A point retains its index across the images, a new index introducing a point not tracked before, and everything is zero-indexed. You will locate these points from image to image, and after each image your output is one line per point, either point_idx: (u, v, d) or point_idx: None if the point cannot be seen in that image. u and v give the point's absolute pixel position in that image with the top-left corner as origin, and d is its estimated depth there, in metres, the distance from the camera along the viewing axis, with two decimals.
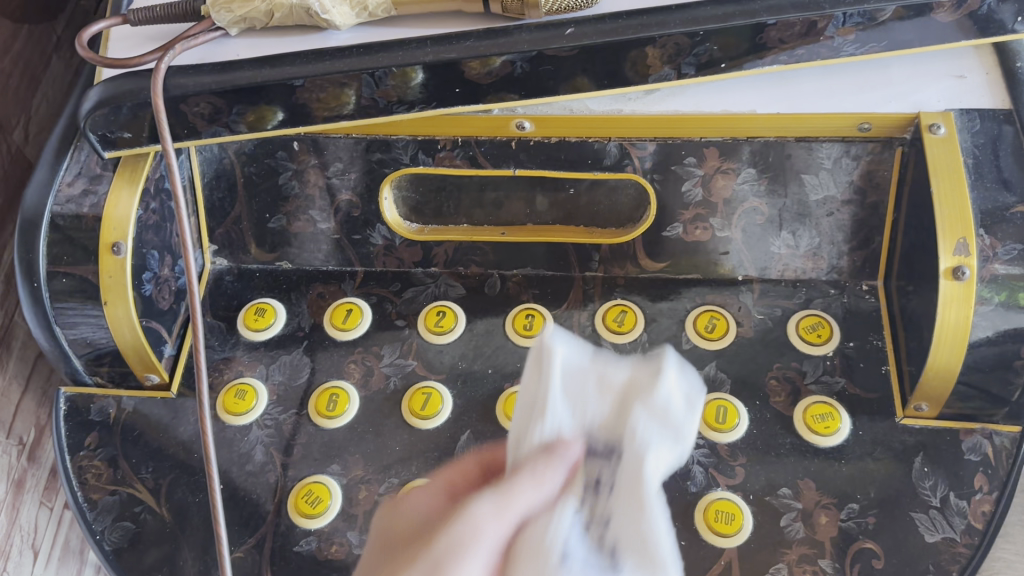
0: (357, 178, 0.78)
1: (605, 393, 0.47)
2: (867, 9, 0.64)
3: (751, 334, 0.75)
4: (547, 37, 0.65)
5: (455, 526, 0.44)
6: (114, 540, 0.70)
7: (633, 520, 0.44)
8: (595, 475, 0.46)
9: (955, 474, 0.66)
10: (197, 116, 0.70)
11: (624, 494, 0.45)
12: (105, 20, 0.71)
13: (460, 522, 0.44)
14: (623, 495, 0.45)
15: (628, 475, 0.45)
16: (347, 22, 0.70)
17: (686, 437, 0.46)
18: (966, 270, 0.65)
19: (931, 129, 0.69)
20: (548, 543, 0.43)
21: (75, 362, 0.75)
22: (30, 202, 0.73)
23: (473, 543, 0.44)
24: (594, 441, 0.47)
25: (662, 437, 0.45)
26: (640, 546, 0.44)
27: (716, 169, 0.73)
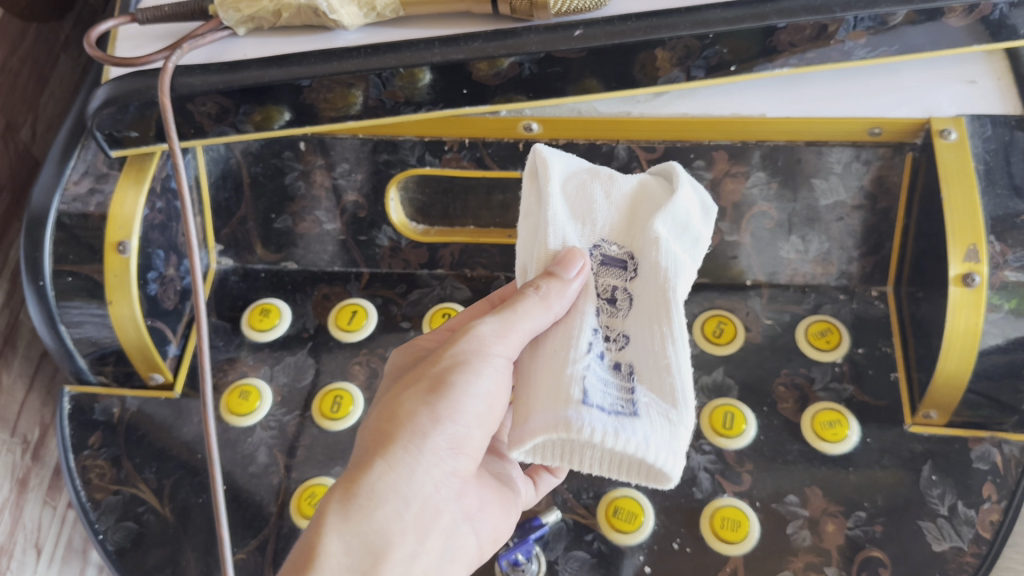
0: (363, 179, 0.78)
1: (612, 201, 0.56)
2: (879, 13, 0.64)
3: (759, 339, 0.74)
4: (556, 39, 0.65)
5: (462, 346, 0.54)
6: (117, 540, 0.70)
7: (651, 303, 0.52)
8: (611, 288, 0.54)
9: (964, 483, 0.66)
10: (205, 115, 0.70)
11: (643, 294, 0.53)
12: (113, 19, 0.71)
13: (467, 339, 0.54)
14: (640, 293, 0.53)
15: (649, 284, 0.52)
16: (356, 23, 0.70)
17: (700, 244, 0.55)
18: (976, 277, 0.64)
19: (942, 135, 0.68)
20: (570, 382, 0.49)
21: (80, 361, 0.75)
22: (37, 201, 0.73)
23: (478, 362, 0.54)
24: (610, 249, 0.55)
25: (675, 236, 0.54)
26: (658, 371, 0.50)
27: (725, 172, 0.73)
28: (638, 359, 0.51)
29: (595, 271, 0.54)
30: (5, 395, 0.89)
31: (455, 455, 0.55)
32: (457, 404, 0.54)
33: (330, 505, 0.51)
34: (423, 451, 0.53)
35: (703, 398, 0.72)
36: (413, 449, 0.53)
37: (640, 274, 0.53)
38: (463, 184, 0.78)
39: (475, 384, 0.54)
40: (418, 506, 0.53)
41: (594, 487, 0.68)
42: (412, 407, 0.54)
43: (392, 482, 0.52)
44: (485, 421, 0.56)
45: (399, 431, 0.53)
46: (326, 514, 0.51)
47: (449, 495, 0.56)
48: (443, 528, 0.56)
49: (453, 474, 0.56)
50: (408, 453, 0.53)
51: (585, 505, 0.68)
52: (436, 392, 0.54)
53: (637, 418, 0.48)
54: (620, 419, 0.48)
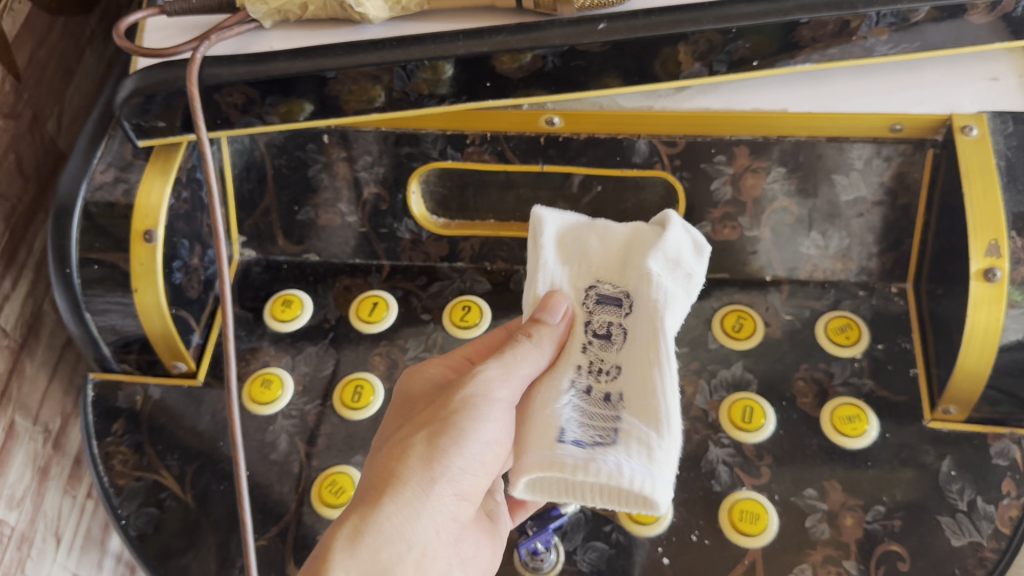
0: (385, 172, 0.79)
1: (607, 245, 0.58)
2: (901, 9, 0.64)
3: (779, 334, 0.74)
4: (580, 32, 0.65)
5: (470, 391, 0.55)
6: (139, 526, 0.71)
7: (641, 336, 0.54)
8: (606, 326, 0.56)
9: (983, 479, 0.66)
10: (231, 105, 0.71)
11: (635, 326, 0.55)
12: (142, 11, 0.72)
13: (475, 385, 0.55)
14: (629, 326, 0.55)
15: (641, 320, 0.54)
16: (381, 16, 0.70)
17: (693, 278, 0.57)
18: (998, 272, 0.64)
19: (964, 131, 0.68)
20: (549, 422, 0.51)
21: (104, 348, 0.76)
22: (65, 189, 0.73)
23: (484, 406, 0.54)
24: (605, 288, 0.57)
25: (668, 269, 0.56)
26: (643, 400, 0.51)
27: (746, 168, 0.73)
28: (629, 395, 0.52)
29: (591, 309, 0.56)
30: (29, 383, 0.90)
31: (458, 500, 0.55)
32: (463, 451, 0.54)
33: (335, 543, 0.51)
34: (429, 495, 0.53)
35: (722, 392, 0.72)
36: (420, 492, 0.53)
37: (631, 305, 0.56)
38: (485, 178, 0.78)
39: (482, 430, 0.54)
40: (420, 549, 0.53)
41: None
42: (419, 451, 0.54)
43: (399, 523, 0.52)
44: (488, 468, 0.56)
45: (408, 473, 0.53)
46: (331, 548, 0.50)
47: (448, 539, 0.55)
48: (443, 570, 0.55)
49: (454, 519, 0.56)
50: (417, 497, 0.53)
51: None
52: (441, 438, 0.54)
53: (622, 455, 0.49)
54: (596, 450, 0.49)
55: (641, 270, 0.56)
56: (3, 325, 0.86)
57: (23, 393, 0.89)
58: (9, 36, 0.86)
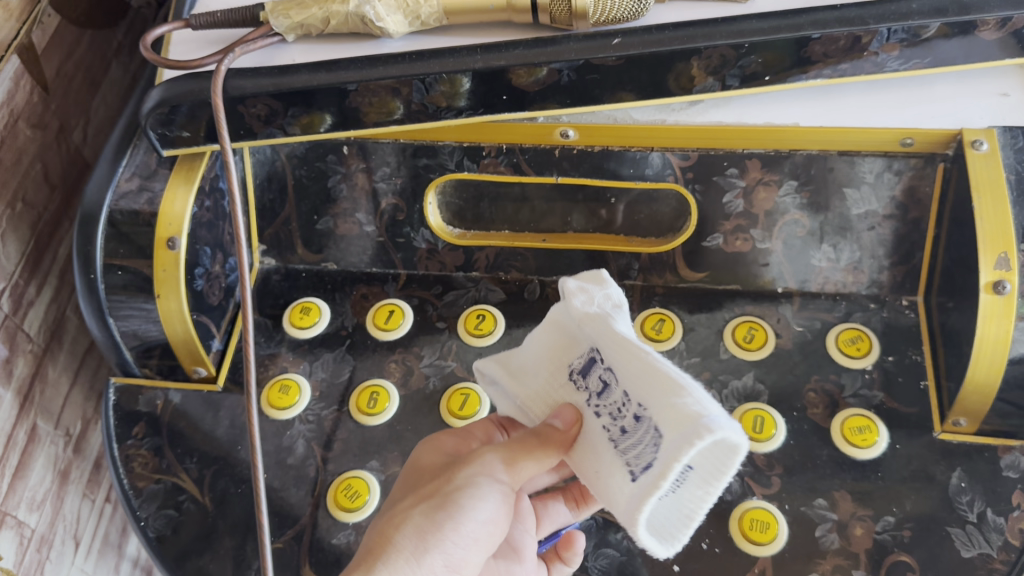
0: (403, 182, 0.80)
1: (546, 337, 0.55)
2: (912, 25, 0.65)
3: (790, 345, 0.75)
4: (595, 47, 0.67)
5: (468, 470, 0.54)
6: (157, 527, 0.72)
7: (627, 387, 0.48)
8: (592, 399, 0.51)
9: (993, 491, 0.66)
10: (254, 117, 0.73)
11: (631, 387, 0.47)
12: (167, 23, 0.74)
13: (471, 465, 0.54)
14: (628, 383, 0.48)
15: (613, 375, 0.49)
16: (401, 30, 0.72)
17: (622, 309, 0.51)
18: (1007, 284, 0.65)
19: (974, 146, 0.69)
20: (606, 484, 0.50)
21: (126, 353, 0.77)
22: (91, 197, 0.75)
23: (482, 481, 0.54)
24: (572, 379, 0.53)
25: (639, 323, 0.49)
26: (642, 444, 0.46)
27: (758, 181, 0.74)
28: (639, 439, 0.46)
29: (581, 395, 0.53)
30: (51, 388, 0.92)
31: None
32: (456, 523, 0.53)
33: None
34: (421, 564, 0.52)
35: (733, 402, 0.73)
36: (413, 563, 0.51)
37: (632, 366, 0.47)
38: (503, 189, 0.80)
39: (478, 507, 0.53)
40: None
41: None
42: (410, 520, 0.53)
43: None
44: (481, 548, 0.54)
45: (401, 542, 0.52)
46: None
47: None
48: None
49: None
50: (408, 563, 0.51)
51: None
52: (436, 509, 0.53)
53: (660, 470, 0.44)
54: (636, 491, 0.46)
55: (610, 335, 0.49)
56: (27, 330, 0.87)
57: (45, 398, 0.90)
58: (38, 48, 0.88)
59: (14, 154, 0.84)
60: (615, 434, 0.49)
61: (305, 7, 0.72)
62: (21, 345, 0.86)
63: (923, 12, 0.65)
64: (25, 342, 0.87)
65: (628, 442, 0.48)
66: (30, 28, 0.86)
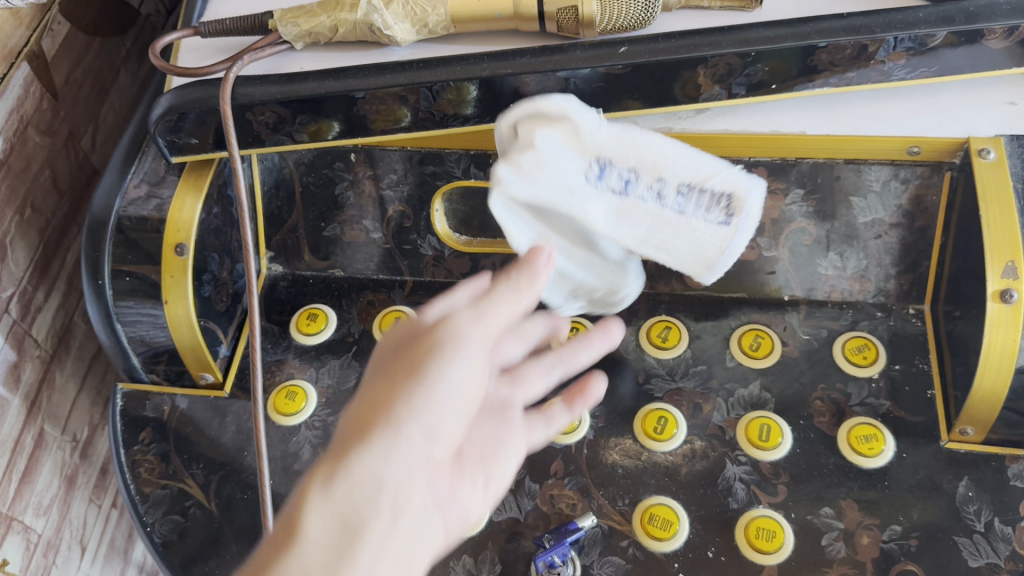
0: (409, 190, 0.81)
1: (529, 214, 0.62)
2: (918, 34, 0.65)
3: (797, 353, 0.75)
4: (601, 55, 0.67)
5: (437, 327, 0.44)
6: (163, 533, 0.72)
7: (676, 257, 0.64)
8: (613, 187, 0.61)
9: (1001, 500, 0.66)
10: (263, 124, 0.73)
11: (670, 164, 0.60)
12: (177, 31, 0.74)
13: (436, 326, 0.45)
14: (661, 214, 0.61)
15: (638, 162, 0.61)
16: (408, 38, 0.73)
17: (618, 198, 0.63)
18: (1015, 293, 0.65)
19: (981, 154, 0.68)
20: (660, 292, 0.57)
21: (133, 359, 0.78)
22: (100, 203, 0.76)
23: (456, 343, 0.44)
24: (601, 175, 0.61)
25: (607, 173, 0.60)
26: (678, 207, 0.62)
27: (764, 189, 0.74)
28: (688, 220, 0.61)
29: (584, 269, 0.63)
30: (58, 393, 0.92)
31: (433, 440, 0.43)
32: (433, 387, 0.42)
33: (305, 496, 0.39)
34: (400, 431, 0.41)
35: (739, 410, 0.73)
36: (390, 433, 0.41)
37: (668, 173, 0.60)
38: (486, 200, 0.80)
39: (453, 371, 0.43)
40: (393, 494, 0.41)
41: (629, 494, 0.69)
42: (376, 392, 0.43)
43: (371, 466, 0.40)
44: (463, 413, 0.44)
45: (380, 410, 0.42)
46: (306, 495, 0.39)
47: (418, 488, 0.43)
48: (415, 514, 0.43)
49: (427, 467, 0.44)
50: (386, 436, 0.41)
51: (621, 511, 0.68)
52: (411, 362, 0.43)
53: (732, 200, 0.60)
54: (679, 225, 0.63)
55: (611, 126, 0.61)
56: (35, 336, 0.88)
57: (52, 403, 0.91)
58: (48, 55, 0.88)
59: (23, 161, 0.85)
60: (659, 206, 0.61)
61: (313, 15, 0.72)
62: (29, 351, 0.87)
63: (929, 21, 0.65)
64: (33, 348, 0.87)
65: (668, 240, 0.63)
66: (40, 36, 0.87)
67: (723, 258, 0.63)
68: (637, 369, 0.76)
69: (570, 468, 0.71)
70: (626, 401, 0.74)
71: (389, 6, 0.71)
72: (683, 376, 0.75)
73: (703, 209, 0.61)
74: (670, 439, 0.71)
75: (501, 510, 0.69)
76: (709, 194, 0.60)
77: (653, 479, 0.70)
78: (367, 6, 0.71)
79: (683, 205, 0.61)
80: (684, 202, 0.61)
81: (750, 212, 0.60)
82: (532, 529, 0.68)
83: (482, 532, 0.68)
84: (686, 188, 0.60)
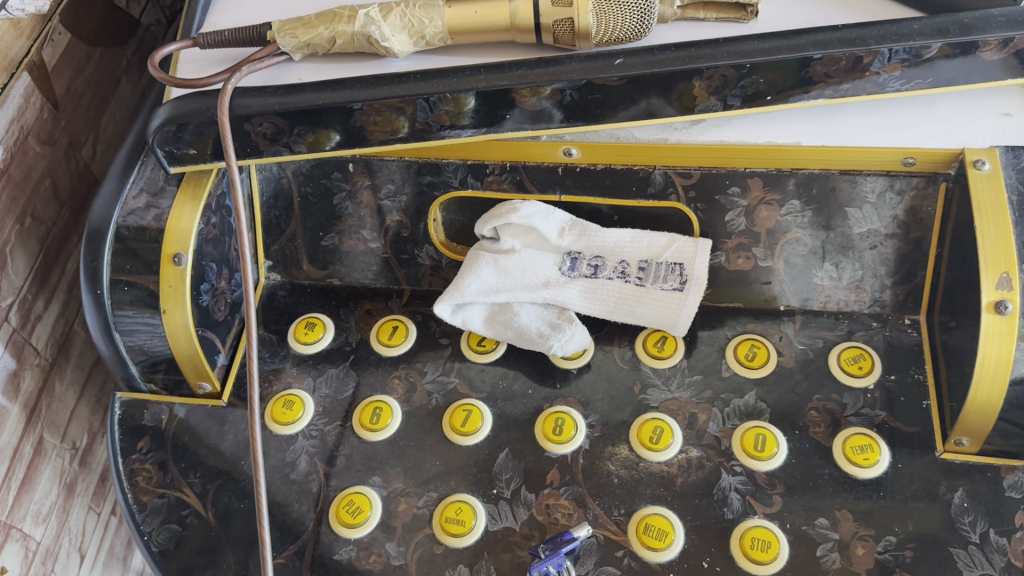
0: (407, 201, 0.81)
1: (509, 274, 0.77)
2: (913, 46, 0.66)
3: (792, 363, 0.75)
4: (596, 67, 0.67)
5: None
6: (160, 542, 0.72)
7: (642, 320, 0.76)
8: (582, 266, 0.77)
9: (996, 512, 0.66)
10: (261, 135, 0.73)
11: (627, 249, 0.77)
12: (175, 43, 0.75)
13: None
14: (625, 288, 0.76)
15: (606, 244, 0.77)
16: (406, 50, 0.73)
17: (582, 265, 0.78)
18: (1009, 305, 0.65)
19: (976, 165, 0.69)
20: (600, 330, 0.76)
21: (131, 368, 0.78)
22: (98, 213, 0.76)
23: None
24: None
25: (577, 264, 0.77)
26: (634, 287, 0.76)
27: (760, 200, 0.74)
28: (648, 292, 0.76)
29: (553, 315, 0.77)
30: (57, 401, 0.92)
31: None
32: None
33: None
34: None
35: (735, 420, 0.73)
36: None
37: (627, 256, 0.76)
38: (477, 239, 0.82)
39: None
40: None
41: (624, 505, 0.69)
42: None
43: None
44: None
45: None
46: None
47: None
48: None
49: None
50: None
51: (616, 521, 0.68)
52: None
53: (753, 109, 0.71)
54: (638, 293, 0.76)
55: (579, 225, 0.78)
56: (35, 344, 0.88)
57: (52, 411, 0.91)
58: (48, 65, 0.89)
59: (23, 170, 0.85)
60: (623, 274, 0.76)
61: (311, 27, 0.72)
62: (29, 359, 0.87)
63: (924, 32, 0.65)
64: (33, 356, 0.88)
65: (628, 301, 0.76)
66: (41, 46, 0.87)
67: (682, 317, 0.75)
68: (633, 379, 0.76)
69: (566, 477, 0.71)
70: (622, 411, 0.74)
71: (386, 18, 0.72)
72: (678, 386, 0.75)
73: (660, 279, 0.75)
74: (665, 449, 0.71)
75: (497, 520, 0.69)
76: (663, 267, 0.76)
77: (649, 489, 0.70)
78: (365, 18, 0.71)
79: (641, 278, 0.76)
80: (643, 276, 0.76)
81: (698, 275, 0.75)
82: (528, 539, 0.68)
83: (478, 542, 0.68)
84: (643, 265, 0.76)
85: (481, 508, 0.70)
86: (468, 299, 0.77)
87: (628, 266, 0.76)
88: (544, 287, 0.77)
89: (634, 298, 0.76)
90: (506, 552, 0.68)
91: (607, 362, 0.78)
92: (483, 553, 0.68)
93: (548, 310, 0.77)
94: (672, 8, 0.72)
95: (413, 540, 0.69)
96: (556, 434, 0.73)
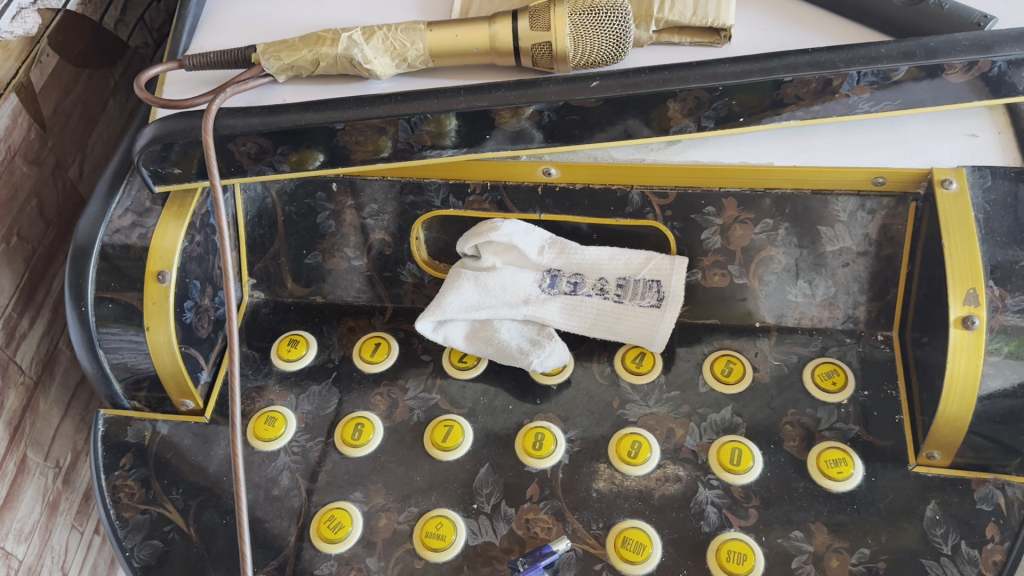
0: (390, 219, 0.83)
1: (490, 292, 0.78)
2: (881, 68, 0.68)
3: (768, 378, 0.77)
4: (574, 89, 0.69)
5: None
6: (142, 558, 0.73)
7: (620, 337, 0.78)
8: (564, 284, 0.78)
9: (967, 523, 0.67)
10: (244, 154, 0.75)
11: (605, 267, 0.78)
12: (161, 65, 0.77)
13: None
14: (603, 305, 0.78)
15: (588, 260, 0.78)
16: (388, 72, 0.75)
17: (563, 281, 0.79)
18: (976, 320, 0.66)
19: (943, 185, 0.70)
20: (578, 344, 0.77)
21: (114, 385, 0.79)
22: (83, 231, 0.77)
23: None
24: None
25: (557, 281, 0.78)
26: (614, 305, 0.77)
27: (734, 218, 0.76)
28: (626, 308, 0.77)
29: (535, 329, 0.79)
30: (42, 420, 0.92)
31: None
32: None
33: None
34: None
35: (711, 435, 0.74)
36: None
37: (605, 273, 0.78)
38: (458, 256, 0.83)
39: None
40: None
41: (603, 518, 0.70)
42: None
43: None
44: None
45: None
46: None
47: None
48: None
49: None
50: None
51: (595, 535, 0.69)
52: None
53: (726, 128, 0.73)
54: (618, 310, 0.77)
55: (558, 243, 0.79)
56: (19, 363, 0.89)
57: (36, 429, 0.91)
58: (36, 86, 0.90)
59: (9, 190, 0.86)
60: (603, 292, 0.78)
61: (295, 49, 0.74)
62: (13, 377, 0.88)
63: (891, 55, 0.67)
64: (17, 374, 0.88)
65: (608, 318, 0.77)
66: (29, 67, 0.88)
67: (659, 333, 0.76)
68: (612, 395, 0.77)
69: (546, 491, 0.72)
70: (601, 426, 0.75)
71: (369, 41, 0.73)
72: (657, 401, 0.76)
73: (638, 296, 0.77)
74: (643, 463, 0.72)
75: (477, 534, 0.70)
76: (640, 285, 0.77)
77: (627, 502, 0.71)
78: (348, 41, 0.73)
79: (620, 295, 0.77)
80: (621, 293, 0.77)
81: (674, 292, 0.76)
82: (507, 553, 0.69)
83: (457, 557, 0.69)
84: (621, 282, 0.77)
85: (461, 523, 0.71)
86: (449, 316, 0.78)
87: (606, 283, 0.78)
88: (524, 304, 0.78)
89: (613, 315, 0.77)
90: (485, 566, 0.68)
91: (586, 378, 0.79)
92: (463, 568, 0.68)
93: (528, 326, 0.79)
94: (647, 32, 0.75)
95: (394, 554, 0.70)
96: (536, 448, 0.74)
